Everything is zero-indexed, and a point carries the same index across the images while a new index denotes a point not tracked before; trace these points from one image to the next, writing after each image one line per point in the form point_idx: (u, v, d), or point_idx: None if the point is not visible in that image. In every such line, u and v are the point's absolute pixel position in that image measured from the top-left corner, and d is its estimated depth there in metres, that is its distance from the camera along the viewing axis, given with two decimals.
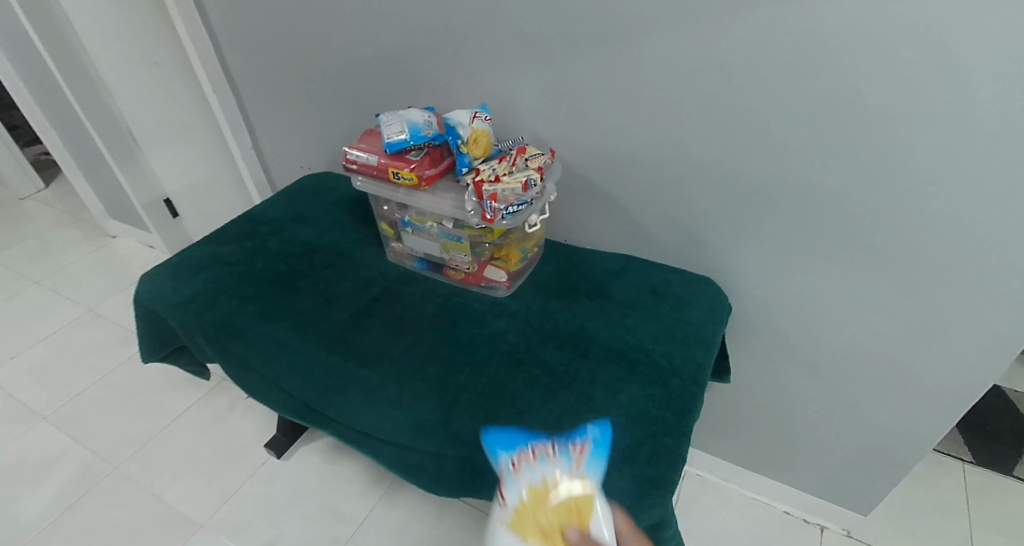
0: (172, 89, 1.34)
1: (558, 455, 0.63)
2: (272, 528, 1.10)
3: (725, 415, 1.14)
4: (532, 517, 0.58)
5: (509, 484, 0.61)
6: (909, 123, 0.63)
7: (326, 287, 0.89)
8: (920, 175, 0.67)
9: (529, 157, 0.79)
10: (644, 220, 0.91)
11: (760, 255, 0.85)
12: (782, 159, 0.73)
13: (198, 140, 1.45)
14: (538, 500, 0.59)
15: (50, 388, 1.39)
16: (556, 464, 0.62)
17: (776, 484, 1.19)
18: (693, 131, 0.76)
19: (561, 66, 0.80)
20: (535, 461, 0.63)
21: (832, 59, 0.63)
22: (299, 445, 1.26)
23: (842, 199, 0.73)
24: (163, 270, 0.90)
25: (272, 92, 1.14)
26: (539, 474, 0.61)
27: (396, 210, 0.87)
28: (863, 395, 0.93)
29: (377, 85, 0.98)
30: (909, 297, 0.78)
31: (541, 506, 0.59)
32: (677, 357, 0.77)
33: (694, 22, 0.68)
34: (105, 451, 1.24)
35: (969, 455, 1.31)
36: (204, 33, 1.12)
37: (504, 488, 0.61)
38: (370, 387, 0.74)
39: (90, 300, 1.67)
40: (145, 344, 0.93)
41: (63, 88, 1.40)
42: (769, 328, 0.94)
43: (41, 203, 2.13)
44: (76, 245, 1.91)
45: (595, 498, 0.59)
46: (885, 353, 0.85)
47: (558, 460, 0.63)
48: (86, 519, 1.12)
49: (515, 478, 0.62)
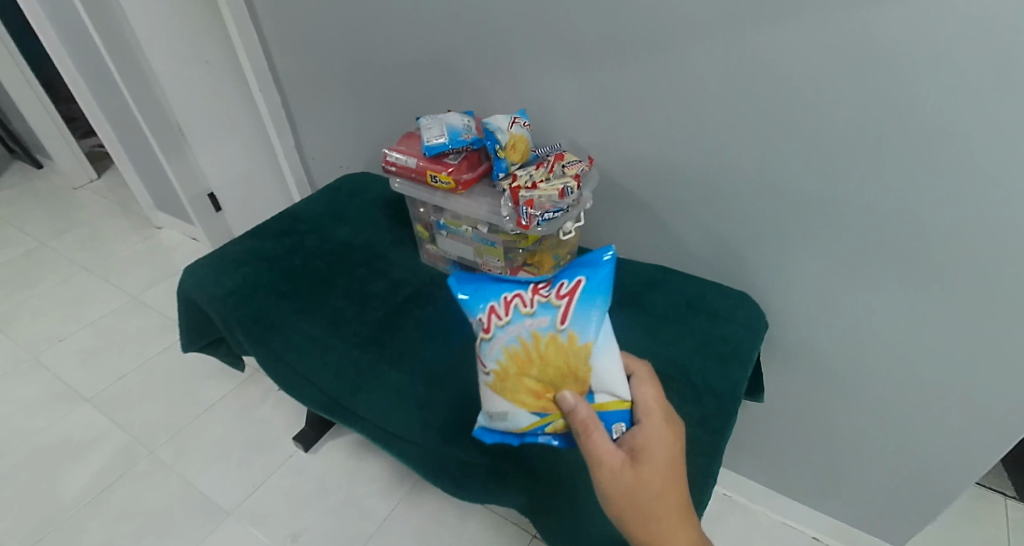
0: (219, 86, 1.39)
1: (535, 312, 0.56)
2: (296, 520, 1.12)
3: (756, 434, 1.11)
4: (517, 381, 0.56)
5: (484, 347, 0.58)
6: (973, 141, 0.60)
7: (361, 286, 0.90)
8: (981, 198, 0.63)
9: (567, 164, 0.78)
10: (681, 230, 0.89)
11: (802, 273, 0.82)
12: (830, 176, 0.71)
13: (241, 136, 1.50)
14: (519, 367, 0.56)
15: (94, 370, 1.45)
16: (534, 322, 0.56)
17: (808, 509, 1.15)
18: (738, 141, 0.74)
19: (603, 73, 0.79)
20: (508, 318, 0.57)
21: (889, 74, 0.61)
22: (325, 439, 1.28)
23: (895, 218, 0.70)
24: (206, 262, 0.93)
25: (315, 91, 1.17)
26: (515, 336, 0.56)
27: (432, 213, 0.88)
28: (906, 422, 0.89)
29: (418, 87, 0.99)
30: (962, 323, 0.74)
31: (526, 369, 0.56)
32: (711, 374, 0.76)
33: (743, 32, 0.66)
34: (142, 435, 1.29)
35: (1012, 490, 1.24)
36: (252, 33, 1.15)
37: (481, 351, 0.58)
38: (399, 388, 0.74)
39: (134, 288, 1.74)
40: (184, 334, 0.95)
41: (118, 83, 1.46)
42: (807, 348, 0.91)
43: (94, 193, 2.24)
44: (124, 234, 1.99)
45: (586, 357, 0.54)
46: (931, 382, 0.82)
47: (535, 317, 0.56)
48: (122, 500, 1.16)
49: (489, 341, 0.57)
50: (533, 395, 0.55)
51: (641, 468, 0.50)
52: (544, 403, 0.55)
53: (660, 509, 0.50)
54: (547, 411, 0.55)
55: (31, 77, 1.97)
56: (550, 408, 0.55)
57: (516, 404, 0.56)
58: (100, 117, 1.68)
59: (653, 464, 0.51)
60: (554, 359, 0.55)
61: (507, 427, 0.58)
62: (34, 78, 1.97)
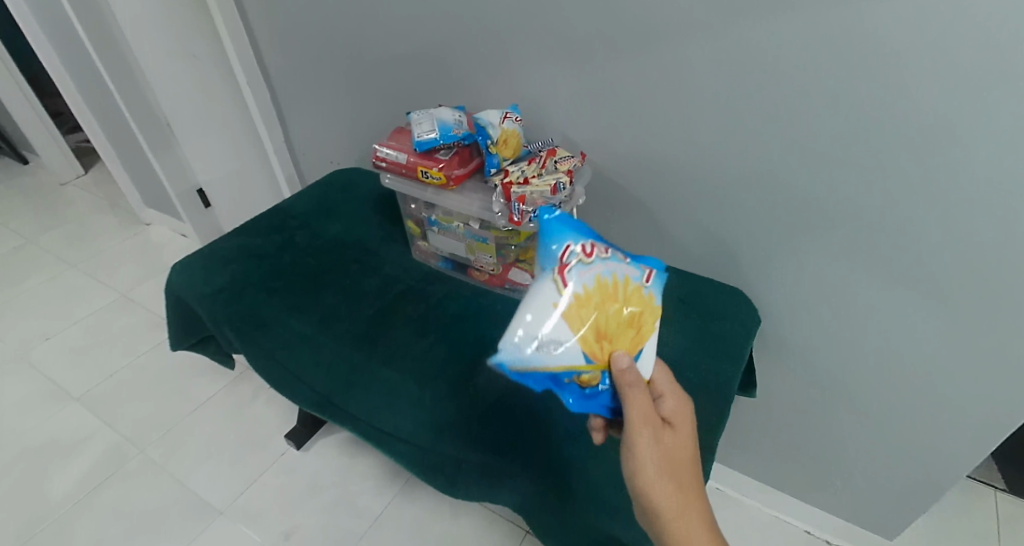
0: (207, 81, 1.37)
1: (631, 263, 0.56)
2: (289, 518, 1.12)
3: (749, 429, 1.11)
4: (592, 313, 0.52)
5: (577, 267, 0.53)
6: (965, 138, 0.60)
7: (352, 283, 0.89)
8: (972, 194, 0.63)
9: (559, 159, 0.78)
10: (674, 227, 0.89)
11: (795, 269, 0.82)
12: (823, 172, 0.71)
13: (231, 131, 1.48)
14: (603, 300, 0.52)
15: (83, 369, 1.44)
16: (629, 267, 0.55)
17: (800, 503, 1.16)
18: (731, 137, 0.74)
19: (595, 68, 0.78)
20: (608, 256, 0.55)
21: (882, 70, 0.60)
22: (318, 437, 1.27)
23: (888, 214, 0.69)
24: (194, 260, 0.92)
25: (305, 86, 1.15)
26: (611, 272, 0.54)
27: (423, 209, 0.87)
28: (897, 416, 0.89)
29: (410, 82, 0.98)
30: (953, 318, 0.74)
31: (606, 304, 0.52)
32: (702, 371, 0.76)
33: (735, 27, 0.66)
34: (132, 434, 1.28)
35: (1002, 482, 1.25)
36: (241, 27, 1.14)
37: (566, 269, 0.53)
38: (391, 386, 0.74)
39: (124, 285, 1.72)
40: (173, 333, 0.94)
41: (105, 78, 1.44)
42: (800, 344, 0.91)
43: (81, 189, 2.21)
44: (113, 230, 1.96)
45: (654, 321, 0.54)
46: (923, 377, 0.82)
47: (631, 266, 0.55)
48: (111, 500, 1.15)
49: (585, 265, 0.53)
50: (594, 333, 0.51)
51: (671, 434, 0.50)
52: (601, 345, 0.51)
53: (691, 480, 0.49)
54: (597, 356, 0.51)
55: (15, 71, 1.94)
56: (600, 355, 0.51)
57: (577, 336, 0.51)
58: (87, 112, 1.66)
59: (686, 434, 0.51)
60: (630, 309, 0.53)
61: (547, 360, 0.50)
62: (18, 73, 1.93)
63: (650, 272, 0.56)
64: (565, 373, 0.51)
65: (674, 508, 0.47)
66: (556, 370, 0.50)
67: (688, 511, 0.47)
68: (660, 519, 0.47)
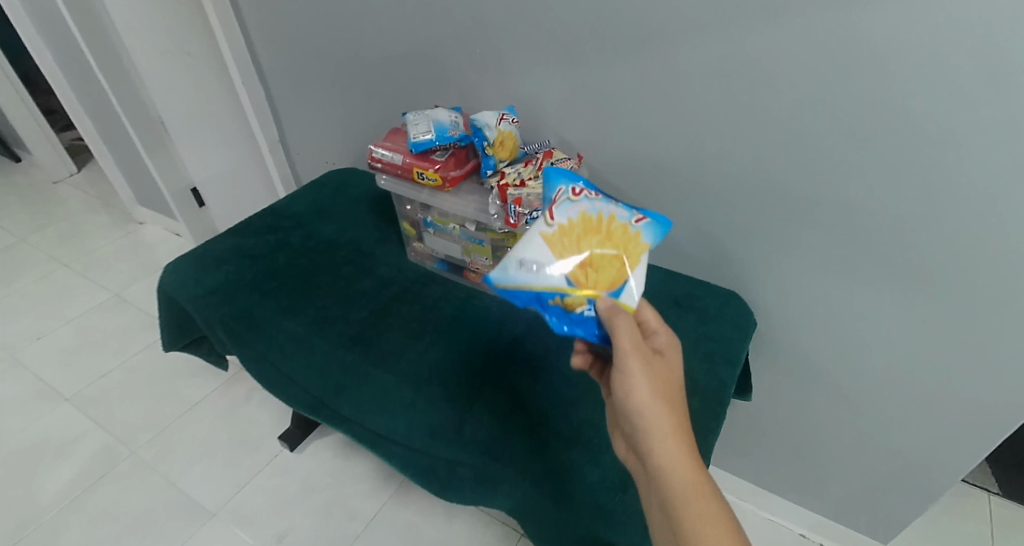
0: (202, 80, 1.36)
1: (620, 205, 0.59)
2: (282, 520, 1.11)
3: (744, 432, 1.11)
4: (576, 240, 0.54)
5: (564, 205, 0.58)
6: (962, 144, 0.60)
7: (347, 285, 0.88)
8: (967, 200, 0.63)
9: (556, 162, 0.77)
10: (670, 230, 0.88)
11: (790, 273, 0.82)
12: (819, 176, 0.70)
13: (226, 130, 1.47)
14: (587, 231, 0.55)
15: (74, 369, 1.43)
16: (617, 208, 0.58)
17: (795, 506, 1.16)
18: (728, 141, 0.74)
19: (592, 70, 0.78)
20: (596, 198, 0.59)
21: (877, 75, 0.60)
22: (311, 438, 1.27)
23: (884, 218, 0.69)
24: (187, 260, 0.91)
25: (300, 86, 1.15)
26: (597, 210, 0.57)
27: (418, 210, 0.87)
28: (892, 420, 0.89)
29: (405, 83, 0.97)
30: (948, 323, 0.74)
31: (589, 235, 0.55)
32: (699, 374, 0.76)
33: (732, 31, 0.65)
34: (123, 435, 1.27)
35: (996, 486, 1.25)
36: (236, 26, 1.13)
37: (555, 207, 0.58)
38: (386, 388, 0.73)
39: (117, 284, 1.71)
40: (165, 334, 0.94)
41: (98, 76, 1.43)
42: (795, 347, 0.91)
43: (74, 188, 2.19)
44: (106, 229, 1.95)
45: (643, 254, 0.55)
46: (918, 381, 0.82)
47: (618, 207, 0.58)
48: (102, 501, 1.14)
49: (571, 203, 0.58)
50: (578, 259, 0.53)
51: (660, 360, 0.49)
52: (584, 272, 0.53)
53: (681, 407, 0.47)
54: (579, 280, 0.52)
55: (8, 68, 1.92)
56: (582, 279, 0.52)
57: (560, 260, 0.53)
58: (80, 110, 1.64)
59: (675, 365, 0.50)
60: (615, 242, 0.54)
61: (529, 278, 0.53)
62: (10, 71, 1.92)
63: (642, 215, 0.58)
64: (548, 296, 0.53)
65: (661, 427, 0.44)
66: (538, 289, 0.53)
67: (676, 429, 0.45)
68: (653, 439, 0.44)
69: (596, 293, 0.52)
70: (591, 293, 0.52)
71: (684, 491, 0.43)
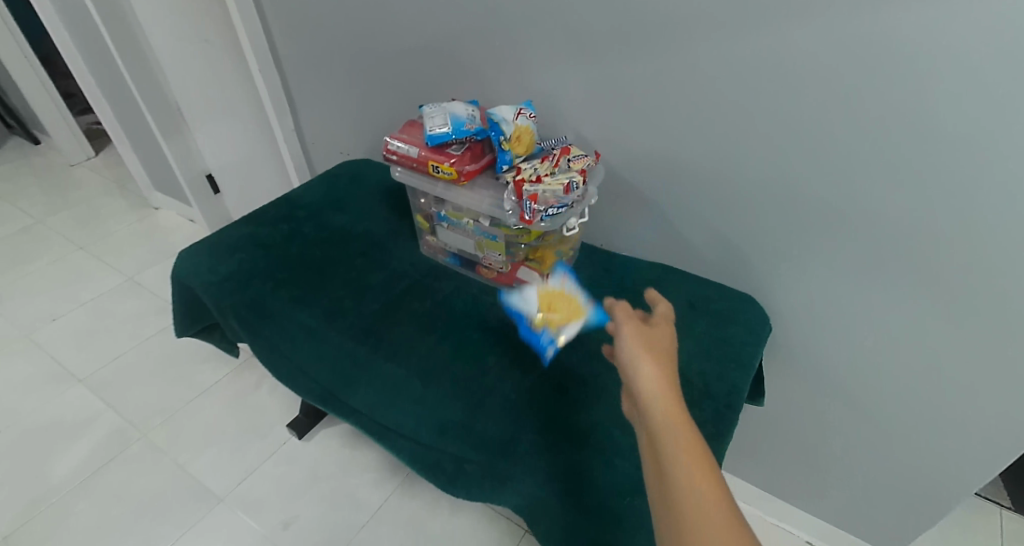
0: (218, 66, 1.36)
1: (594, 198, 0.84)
2: (288, 508, 1.12)
3: (754, 437, 1.10)
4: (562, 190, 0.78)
5: None
6: (998, 154, 0.57)
7: (358, 277, 0.88)
8: (1001, 212, 0.61)
9: (573, 158, 0.76)
10: (686, 231, 0.87)
11: (809, 279, 0.80)
12: (844, 181, 0.68)
13: (241, 117, 1.47)
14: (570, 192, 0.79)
15: (88, 351, 1.45)
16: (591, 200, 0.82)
17: (802, 513, 1.15)
18: (750, 143, 0.72)
19: (613, 66, 0.76)
20: None
21: (911, 79, 0.58)
22: (318, 428, 1.27)
23: (911, 227, 0.67)
24: (201, 247, 0.91)
25: (316, 75, 1.14)
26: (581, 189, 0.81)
27: (432, 203, 0.86)
28: (908, 432, 0.87)
29: (422, 75, 0.96)
30: (974, 336, 0.72)
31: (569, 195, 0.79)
32: (712, 379, 0.74)
33: (760, 30, 0.63)
34: (134, 418, 1.28)
35: (1010, 501, 1.23)
36: (253, 12, 1.12)
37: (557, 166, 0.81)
38: (395, 382, 0.73)
39: (131, 268, 1.72)
40: (178, 320, 0.94)
41: (116, 61, 1.43)
42: (810, 354, 0.89)
43: (91, 171, 2.21)
44: (121, 213, 1.97)
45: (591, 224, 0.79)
46: (938, 394, 0.80)
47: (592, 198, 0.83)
48: (113, 483, 1.15)
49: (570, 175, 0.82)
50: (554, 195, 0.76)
51: (651, 324, 0.54)
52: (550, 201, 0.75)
53: (667, 354, 0.50)
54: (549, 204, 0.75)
55: (28, 50, 1.94)
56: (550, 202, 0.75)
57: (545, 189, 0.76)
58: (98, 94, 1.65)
59: (665, 328, 0.54)
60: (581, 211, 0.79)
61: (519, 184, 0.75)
62: (30, 52, 1.93)
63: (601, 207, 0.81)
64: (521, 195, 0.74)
65: (636, 356, 0.48)
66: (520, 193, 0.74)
67: (653, 359, 0.48)
68: (630, 371, 0.48)
69: (548, 327, 0.73)
70: (545, 325, 0.73)
71: (657, 404, 0.44)
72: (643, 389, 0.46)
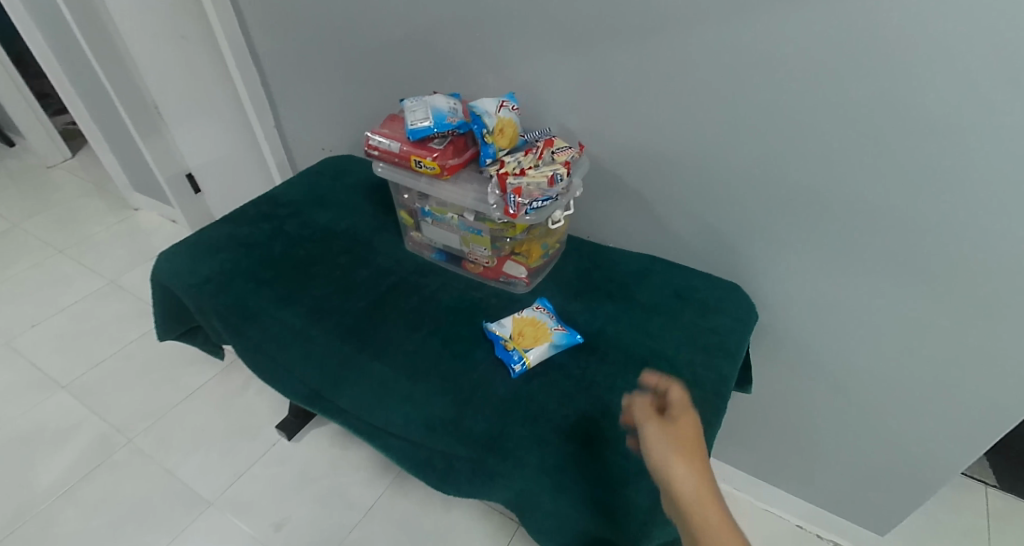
0: (196, 63, 1.33)
1: None
2: (279, 509, 1.11)
3: (743, 425, 1.11)
4: None
5: None
6: (976, 139, 0.58)
7: (343, 274, 0.87)
8: (981, 196, 0.61)
9: (557, 150, 0.76)
10: (672, 221, 0.87)
11: (794, 266, 0.81)
12: (827, 168, 0.69)
13: (221, 116, 1.45)
14: None
15: (70, 357, 1.42)
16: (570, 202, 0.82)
17: (792, 498, 1.16)
18: (733, 132, 0.72)
19: (595, 57, 0.76)
20: None
21: (891, 64, 0.58)
22: (308, 427, 1.26)
23: (893, 213, 0.68)
24: (181, 249, 0.90)
25: (295, 70, 1.12)
26: None
27: (416, 199, 0.85)
28: (894, 416, 0.88)
29: (403, 68, 0.95)
30: (956, 319, 0.72)
31: None
32: (700, 368, 0.74)
33: (740, 17, 0.63)
34: (120, 424, 1.26)
35: (995, 479, 1.25)
36: (229, 8, 1.10)
37: None
38: (383, 381, 0.72)
39: (112, 272, 1.69)
40: (160, 323, 0.93)
41: (90, 60, 1.40)
42: (797, 340, 0.90)
43: (69, 172, 2.17)
44: (102, 215, 1.93)
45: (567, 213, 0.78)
46: (922, 377, 0.81)
47: None
48: (100, 489, 1.14)
49: None
50: None
51: (672, 422, 0.58)
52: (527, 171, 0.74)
53: (696, 454, 0.54)
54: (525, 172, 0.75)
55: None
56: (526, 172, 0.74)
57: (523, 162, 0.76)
58: (73, 94, 1.62)
59: (685, 421, 0.58)
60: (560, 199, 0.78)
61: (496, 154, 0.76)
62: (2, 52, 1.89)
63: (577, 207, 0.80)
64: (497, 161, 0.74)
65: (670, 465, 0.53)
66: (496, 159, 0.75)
67: (686, 467, 0.53)
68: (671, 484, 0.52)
69: (518, 346, 0.74)
70: (514, 344, 0.74)
71: (701, 514, 0.49)
72: (682, 493, 0.51)
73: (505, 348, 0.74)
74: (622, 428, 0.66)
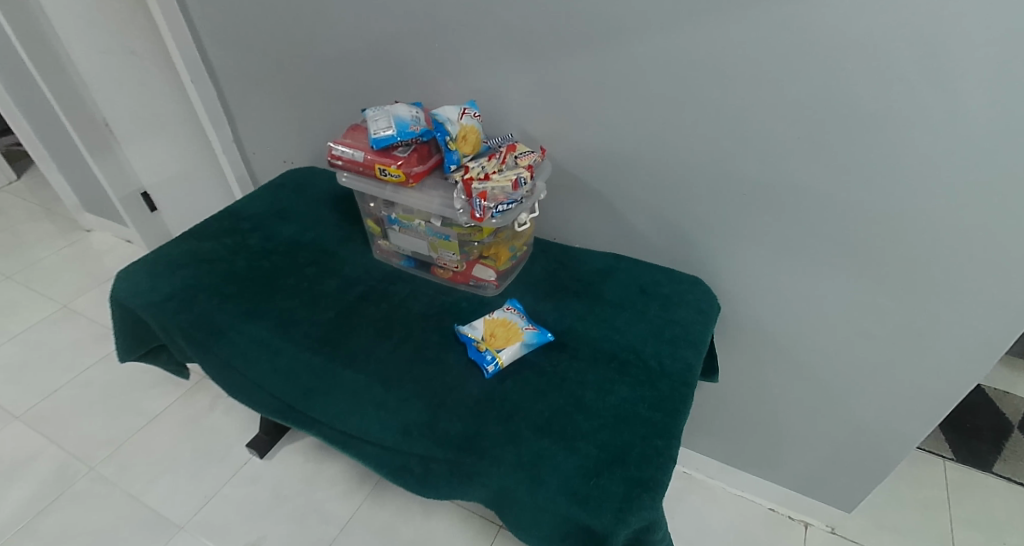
0: (148, 79, 1.30)
1: None
2: (254, 529, 1.08)
3: (712, 413, 1.15)
4: None
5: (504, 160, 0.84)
6: (905, 126, 0.63)
7: (311, 286, 0.87)
8: (909, 181, 0.67)
9: (519, 155, 0.78)
10: (633, 220, 0.90)
11: (750, 257, 0.85)
12: (773, 162, 0.73)
13: (177, 131, 1.41)
14: None
15: (22, 387, 1.35)
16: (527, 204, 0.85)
17: (762, 482, 1.20)
18: (687, 131, 0.75)
19: (552, 64, 0.78)
20: None
21: (824, 62, 0.63)
22: (281, 445, 1.24)
23: (837, 200, 0.72)
24: (140, 267, 0.87)
25: (253, 84, 1.11)
26: None
27: (382, 207, 0.85)
28: (848, 394, 0.93)
29: (363, 80, 0.96)
30: (897, 299, 0.78)
31: None
32: (666, 358, 0.77)
33: (687, 23, 0.67)
34: (80, 453, 1.21)
35: (950, 452, 1.33)
36: (182, 23, 1.08)
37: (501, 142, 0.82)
38: (356, 389, 0.72)
39: (64, 296, 1.62)
40: (120, 344, 0.90)
41: (35, 77, 1.35)
42: (757, 328, 0.94)
43: (12, 195, 2.06)
44: (51, 238, 1.85)
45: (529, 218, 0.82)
46: (871, 355, 0.86)
47: None
48: (61, 521, 1.09)
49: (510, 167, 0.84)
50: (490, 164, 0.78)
51: None
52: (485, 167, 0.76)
53: None
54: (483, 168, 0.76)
55: None
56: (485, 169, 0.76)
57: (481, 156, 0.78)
58: (14, 113, 1.54)
59: None
60: None
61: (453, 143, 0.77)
62: None
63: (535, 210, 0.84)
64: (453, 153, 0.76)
65: None
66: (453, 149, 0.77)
67: None
68: None
69: (490, 347, 0.75)
70: (486, 345, 0.75)
71: None
72: None
73: (477, 349, 0.75)
74: (595, 421, 0.68)
